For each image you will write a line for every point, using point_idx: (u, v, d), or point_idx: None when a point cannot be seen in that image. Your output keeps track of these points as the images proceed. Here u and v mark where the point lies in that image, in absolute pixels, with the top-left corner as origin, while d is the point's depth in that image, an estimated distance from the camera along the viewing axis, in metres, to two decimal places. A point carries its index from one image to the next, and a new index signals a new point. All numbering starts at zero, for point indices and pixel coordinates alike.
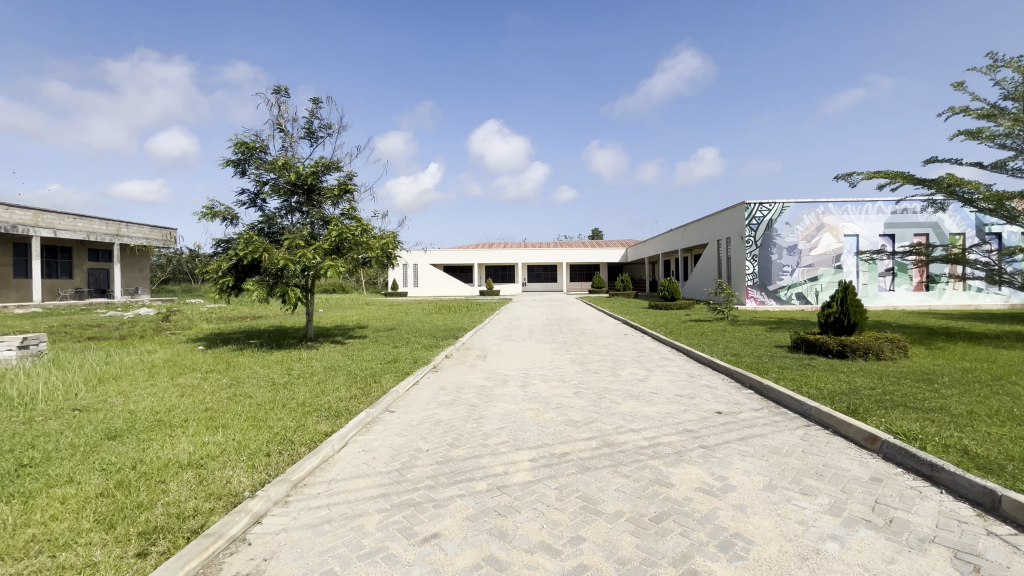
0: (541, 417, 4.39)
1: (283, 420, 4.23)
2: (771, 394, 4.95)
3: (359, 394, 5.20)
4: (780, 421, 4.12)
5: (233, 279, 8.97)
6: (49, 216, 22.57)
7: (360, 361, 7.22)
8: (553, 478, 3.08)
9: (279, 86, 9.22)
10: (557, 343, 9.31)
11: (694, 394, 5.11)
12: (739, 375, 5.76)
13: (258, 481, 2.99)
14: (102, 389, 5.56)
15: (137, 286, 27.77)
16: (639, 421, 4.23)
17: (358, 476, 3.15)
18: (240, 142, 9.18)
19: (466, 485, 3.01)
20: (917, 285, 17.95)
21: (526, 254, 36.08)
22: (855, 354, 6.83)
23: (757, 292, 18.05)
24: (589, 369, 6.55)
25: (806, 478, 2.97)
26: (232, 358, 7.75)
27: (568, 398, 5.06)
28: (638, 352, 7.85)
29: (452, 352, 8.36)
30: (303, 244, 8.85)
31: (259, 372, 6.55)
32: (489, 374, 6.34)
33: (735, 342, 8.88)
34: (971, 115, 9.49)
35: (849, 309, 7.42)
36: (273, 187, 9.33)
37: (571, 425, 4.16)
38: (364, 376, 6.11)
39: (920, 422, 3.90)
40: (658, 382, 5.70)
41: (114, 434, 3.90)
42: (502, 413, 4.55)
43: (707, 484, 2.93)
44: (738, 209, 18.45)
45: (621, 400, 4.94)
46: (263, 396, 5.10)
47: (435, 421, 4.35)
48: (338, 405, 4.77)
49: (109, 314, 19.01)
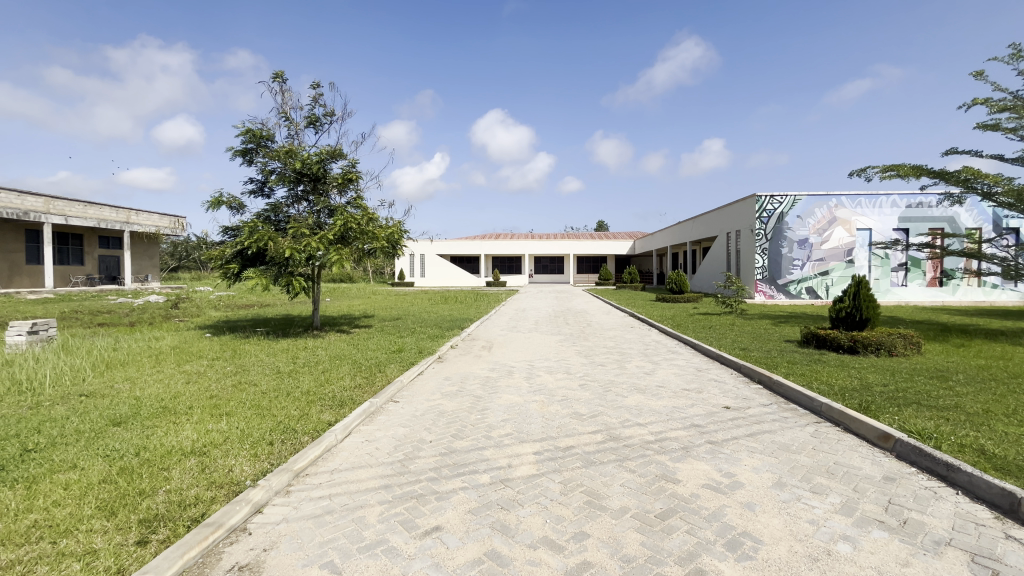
0: (546, 409, 4.36)
1: (287, 408, 4.22)
2: (780, 389, 4.86)
3: (363, 384, 5.19)
4: (789, 417, 4.04)
5: (238, 267, 9.00)
6: (60, 202, 22.84)
7: (366, 350, 7.23)
8: (557, 472, 3.03)
9: (279, 72, 9.14)
10: (563, 335, 9.25)
11: (701, 388, 5.04)
12: (748, 370, 5.67)
13: (260, 470, 2.98)
14: (109, 375, 5.60)
15: (147, 274, 28.05)
16: (645, 415, 4.17)
17: (360, 466, 3.12)
18: (246, 130, 9.16)
19: (469, 477, 2.97)
20: (931, 281, 17.61)
21: (533, 245, 35.94)
22: (867, 350, 6.72)
23: (766, 286, 17.92)
24: (595, 361, 6.49)
25: (816, 476, 2.91)
26: (239, 346, 7.80)
27: (573, 391, 5.01)
28: (645, 345, 7.78)
29: (457, 343, 8.32)
30: (308, 233, 8.84)
31: (265, 360, 6.56)
32: (494, 365, 6.30)
33: (744, 335, 8.78)
34: (991, 107, 9.21)
35: (861, 304, 7.28)
36: (279, 176, 9.31)
37: (576, 417, 4.12)
38: (368, 366, 6.10)
39: (935, 421, 3.82)
40: (665, 375, 5.65)
41: (119, 420, 3.92)
42: (507, 404, 4.51)
43: (715, 480, 2.88)
44: (749, 201, 18.22)
45: (627, 393, 4.89)
46: (267, 384, 5.10)
47: (440, 412, 4.31)
48: (342, 394, 4.75)
49: (120, 301, 19.25)
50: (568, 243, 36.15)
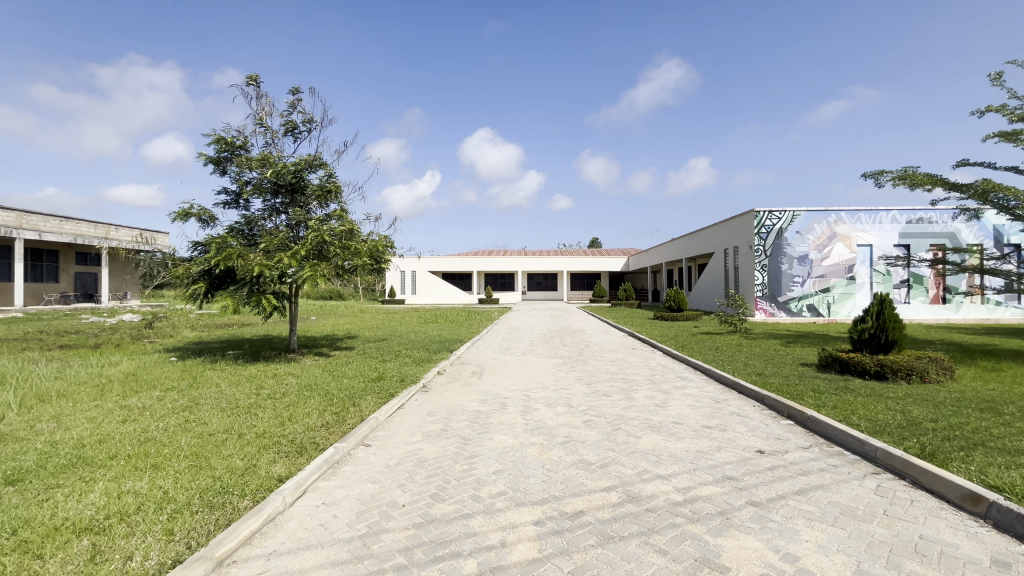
0: (546, 455, 3.64)
1: (232, 458, 3.47)
2: (817, 427, 4.18)
3: (331, 423, 4.43)
4: (840, 467, 3.34)
5: (206, 286, 8.25)
6: (33, 217, 21.92)
7: (342, 378, 6.48)
8: (565, 555, 2.30)
9: (254, 76, 8.55)
10: (561, 358, 8.54)
11: (724, 425, 4.35)
12: (773, 403, 4.99)
13: (169, 558, 2.23)
14: (35, 412, 4.81)
15: (126, 291, 27.09)
16: (666, 463, 3.46)
17: (308, 548, 2.39)
18: (218, 138, 8.53)
19: (449, 565, 2.24)
20: (934, 298, 17.21)
21: (526, 262, 35.43)
22: (896, 376, 6.12)
23: (766, 303, 17.37)
24: (598, 391, 5.79)
25: (906, 560, 2.22)
26: (201, 373, 7.03)
27: (577, 429, 4.29)
28: (651, 370, 7.10)
29: (445, 368, 7.59)
30: (281, 249, 8.26)
31: (225, 390, 5.78)
32: (485, 397, 5.56)
33: (755, 358, 8.15)
34: (1009, 115, 8.84)
35: (886, 325, 6.68)
36: (254, 187, 8.69)
37: (584, 468, 3.40)
38: (341, 398, 5.32)
39: (1016, 471, 3.16)
40: (680, 408, 4.96)
41: (15, 477, 3.14)
42: (499, 449, 3.79)
43: (775, 569, 2.17)
44: (747, 217, 17.85)
45: (639, 432, 4.18)
46: (217, 422, 4.33)
47: (419, 460, 3.57)
48: (303, 437, 3.99)
49: (92, 320, 18.27)
50: (562, 260, 35.64)
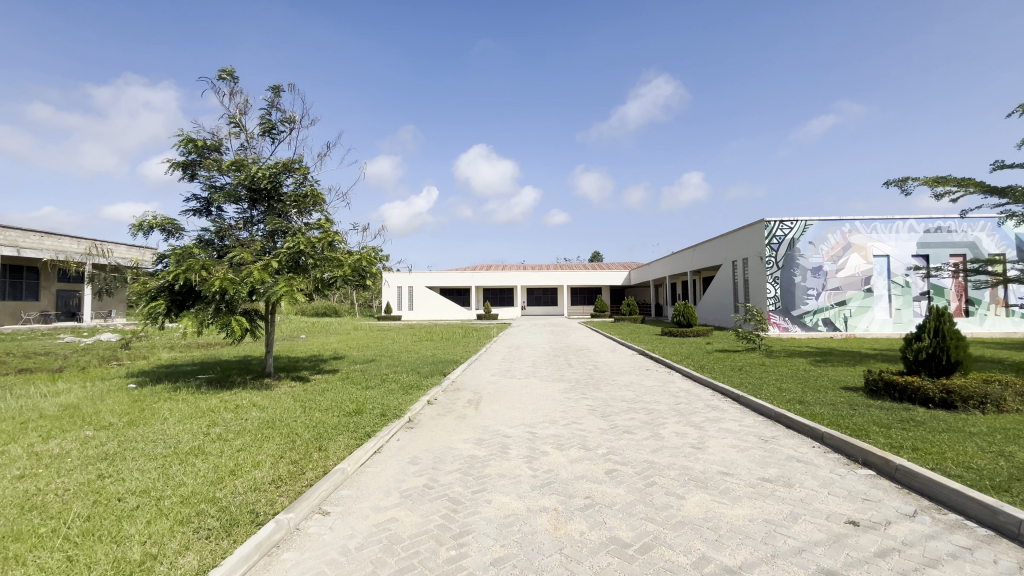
0: (564, 530, 2.68)
1: (128, 544, 2.49)
2: (914, 482, 3.22)
3: (284, 477, 3.44)
4: (981, 555, 2.37)
5: (165, 304, 7.26)
6: (13, 233, 21.08)
7: (314, 411, 5.51)
8: None
9: (225, 70, 7.74)
10: (568, 382, 7.58)
11: (789, 478, 3.40)
12: (839, 444, 4.04)
13: None
14: None
15: (110, 310, 26.18)
16: (732, 543, 2.51)
17: None
18: (186, 139, 7.68)
19: None
20: (956, 311, 16.33)
21: (526, 276, 34.57)
22: (967, 406, 5.18)
23: (780, 317, 16.45)
24: (618, 426, 4.83)
25: None
26: (153, 405, 6.03)
27: (602, 485, 3.33)
28: (675, 398, 6.13)
29: (437, 396, 6.62)
30: (252, 261, 7.34)
31: (169, 429, 4.80)
32: (482, 435, 4.60)
33: (789, 381, 7.20)
34: None
35: (947, 344, 5.76)
36: (225, 192, 7.81)
37: (619, 553, 2.43)
38: (305, 440, 4.34)
39: None
40: (724, 451, 4.00)
41: None
42: (500, 520, 2.81)
43: None
44: (756, 226, 17.05)
45: (683, 490, 3.22)
46: (135, 481, 3.33)
47: (389, 542, 2.59)
48: (240, 501, 3.01)
49: (67, 339, 17.25)
50: (562, 273, 34.77)
